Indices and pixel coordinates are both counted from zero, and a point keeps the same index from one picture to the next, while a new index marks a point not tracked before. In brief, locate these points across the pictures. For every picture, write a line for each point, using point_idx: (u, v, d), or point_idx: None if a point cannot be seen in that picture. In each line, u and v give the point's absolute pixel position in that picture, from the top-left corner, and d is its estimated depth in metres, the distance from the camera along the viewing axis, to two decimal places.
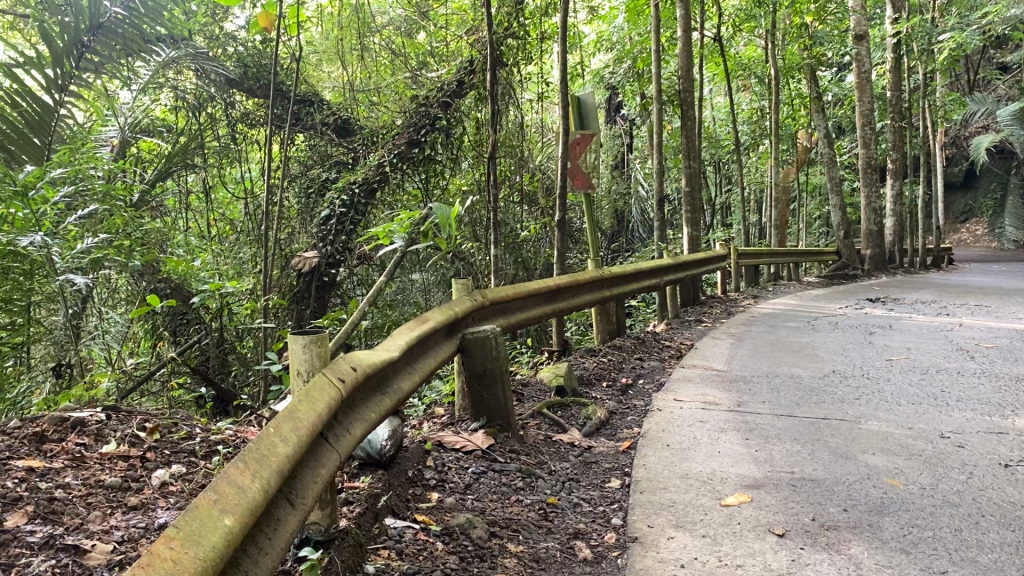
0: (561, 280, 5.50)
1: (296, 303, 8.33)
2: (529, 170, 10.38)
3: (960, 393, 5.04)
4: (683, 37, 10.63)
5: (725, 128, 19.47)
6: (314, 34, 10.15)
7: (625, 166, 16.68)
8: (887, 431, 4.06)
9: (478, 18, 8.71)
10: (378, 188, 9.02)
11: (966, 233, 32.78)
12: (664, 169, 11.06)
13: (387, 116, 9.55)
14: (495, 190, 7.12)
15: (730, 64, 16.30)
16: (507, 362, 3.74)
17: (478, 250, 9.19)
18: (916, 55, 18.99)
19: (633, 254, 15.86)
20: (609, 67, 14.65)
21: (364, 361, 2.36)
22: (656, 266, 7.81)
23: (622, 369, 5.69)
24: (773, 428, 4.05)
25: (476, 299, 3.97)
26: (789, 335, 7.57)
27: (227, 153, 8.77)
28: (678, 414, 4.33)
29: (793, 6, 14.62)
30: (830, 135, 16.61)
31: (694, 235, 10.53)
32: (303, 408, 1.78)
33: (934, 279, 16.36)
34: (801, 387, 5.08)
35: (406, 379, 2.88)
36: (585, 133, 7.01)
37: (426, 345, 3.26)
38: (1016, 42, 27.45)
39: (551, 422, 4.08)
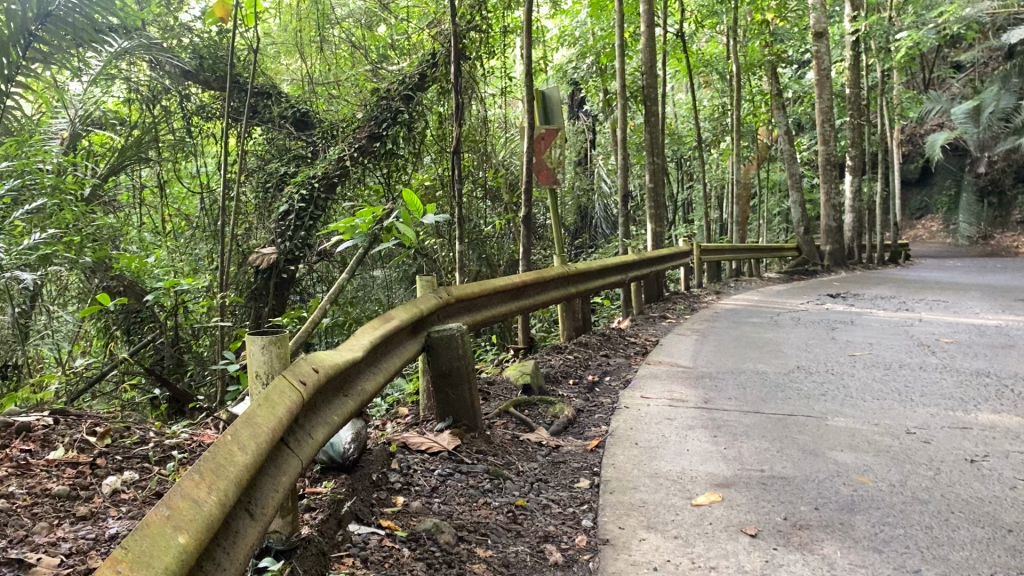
0: (526, 276, 5.44)
1: (254, 301, 8.17)
2: (492, 165, 10.31)
3: (923, 388, 5.08)
4: (647, 32, 10.62)
5: (686, 125, 19.59)
6: (273, 25, 9.95)
7: (588, 161, 16.71)
8: (853, 427, 4.07)
9: (441, 10, 8.59)
10: (338, 183, 8.87)
11: (922, 229, 33.48)
12: (628, 165, 11.05)
13: (347, 109, 9.38)
14: (459, 184, 7.02)
15: (692, 61, 16.38)
16: (473, 360, 3.66)
17: (441, 245, 9.13)
18: (874, 53, 19.26)
19: (596, 249, 15.90)
20: (572, 63, 14.64)
21: (326, 362, 2.27)
22: (620, 262, 7.80)
23: (588, 366, 5.65)
24: (741, 425, 4.03)
25: (440, 297, 3.89)
26: (754, 330, 7.60)
27: (183, 147, 8.57)
28: (646, 411, 4.30)
29: (754, 4, 14.72)
30: (790, 132, 16.76)
31: (657, 231, 10.55)
32: (262, 413, 1.69)
33: (892, 274, 16.63)
34: (766, 384, 5.08)
35: (369, 380, 2.80)
36: (550, 128, 6.95)
37: (390, 344, 3.17)
38: (969, 41, 28.00)
39: (518, 421, 4.01)
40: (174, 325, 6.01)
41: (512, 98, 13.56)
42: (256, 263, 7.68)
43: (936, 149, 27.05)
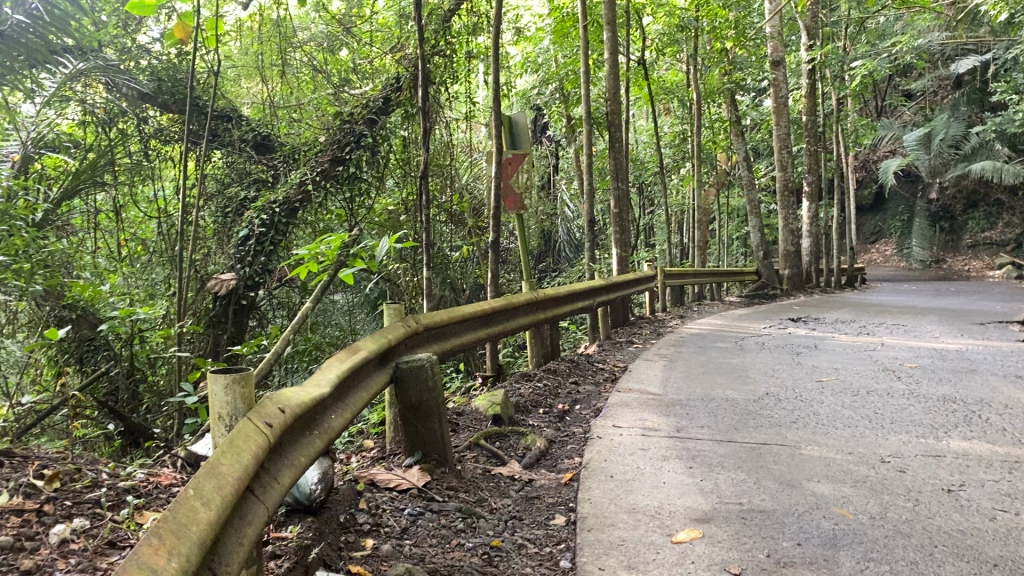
0: (495, 303, 5.34)
1: (212, 329, 7.95)
2: (456, 190, 10.24)
3: (892, 415, 5.07)
4: (611, 59, 10.66)
5: (647, 150, 19.79)
6: (234, 47, 9.78)
7: (551, 186, 16.81)
8: (828, 456, 4.02)
9: (404, 33, 8.51)
10: (299, 208, 8.74)
11: (877, 254, 34.18)
12: (593, 190, 11.03)
13: (309, 133, 9.25)
14: (426, 209, 6.87)
15: (653, 87, 16.55)
16: (443, 392, 3.55)
17: (406, 271, 9.09)
18: (830, 81, 19.63)
19: (559, 273, 15.90)
20: (535, 88, 14.70)
21: (293, 399, 2.15)
22: (587, 288, 7.73)
23: (557, 394, 5.55)
24: (715, 455, 3.96)
25: (408, 325, 3.78)
26: (720, 356, 7.58)
27: (139, 171, 8.35)
28: (619, 441, 4.21)
29: (714, 33, 14.91)
30: (749, 158, 16.94)
31: (622, 256, 10.53)
32: (227, 462, 1.57)
33: (849, 298, 16.89)
34: (737, 411, 5.03)
35: (337, 416, 2.67)
36: (516, 153, 6.88)
37: (358, 376, 3.05)
38: (920, 70, 28.73)
39: (489, 454, 3.90)
40: (129, 355, 5.84)
41: (475, 122, 13.54)
42: (215, 289, 7.46)
43: (890, 175, 27.62)
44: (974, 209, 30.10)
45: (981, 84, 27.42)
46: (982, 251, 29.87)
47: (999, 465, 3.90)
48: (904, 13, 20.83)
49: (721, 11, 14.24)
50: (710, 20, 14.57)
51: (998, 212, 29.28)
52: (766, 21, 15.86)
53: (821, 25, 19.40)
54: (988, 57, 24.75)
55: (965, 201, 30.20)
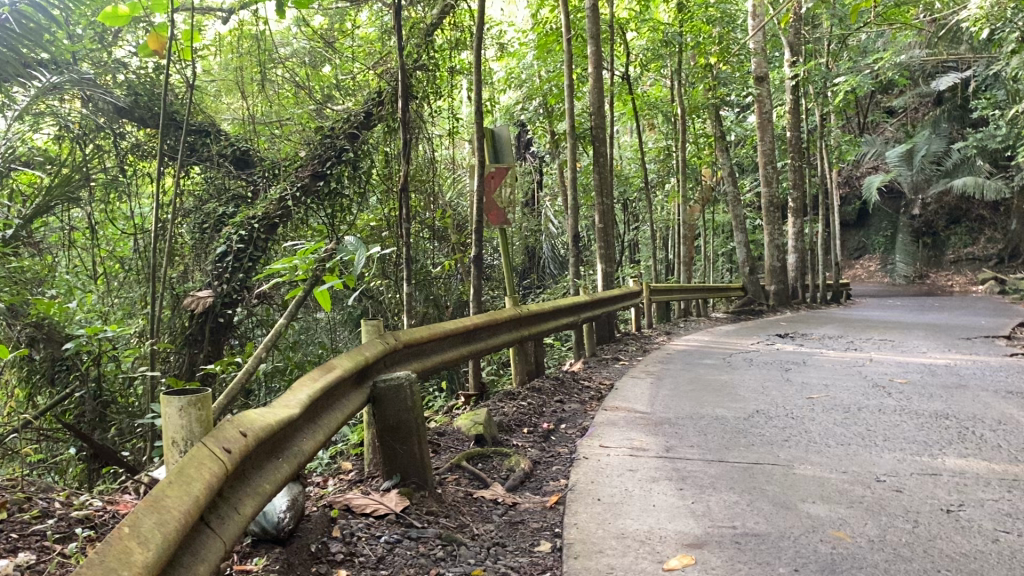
0: (477, 319, 5.19)
1: (187, 347, 7.79)
2: (440, 206, 10.11)
3: (885, 432, 4.95)
4: (595, 73, 10.58)
5: (632, 166, 19.78)
6: (214, 62, 9.65)
7: (535, 203, 16.75)
8: (822, 475, 3.89)
9: (387, 47, 8.41)
10: (279, 224, 8.63)
11: (860, 269, 34.34)
12: (578, 206, 10.93)
13: (288, 148, 9.19)
14: (407, 224, 6.77)
15: (638, 104, 16.54)
16: (423, 412, 3.40)
17: (388, 287, 8.95)
18: (813, 97, 19.69)
19: (544, 290, 15.78)
20: (519, 104, 14.63)
21: (257, 422, 2.00)
22: (572, 304, 7.60)
23: (542, 413, 5.40)
24: (706, 475, 3.82)
25: (385, 342, 3.63)
26: (708, 372, 7.46)
27: (115, 188, 8.14)
28: (607, 462, 4.07)
29: (698, 48, 14.93)
30: (734, 174, 16.93)
31: (608, 272, 10.42)
32: (173, 493, 1.42)
33: (835, 314, 16.87)
34: (727, 429, 4.89)
35: (308, 439, 2.52)
36: (500, 167, 6.77)
37: (332, 396, 2.90)
38: (902, 87, 28.93)
39: (471, 476, 3.74)
40: (97, 377, 5.65)
41: (459, 138, 13.45)
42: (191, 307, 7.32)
43: (873, 191, 27.73)
44: (956, 225, 30.63)
45: (962, 101, 27.91)
46: (965, 266, 30.03)
47: (998, 484, 3.78)
48: (886, 31, 20.99)
49: (705, 26, 14.28)
50: (694, 35, 14.60)
51: (980, 228, 29.99)
52: (750, 38, 15.89)
53: (803, 42, 19.50)
54: (968, 74, 24.94)
55: (947, 216, 30.73)
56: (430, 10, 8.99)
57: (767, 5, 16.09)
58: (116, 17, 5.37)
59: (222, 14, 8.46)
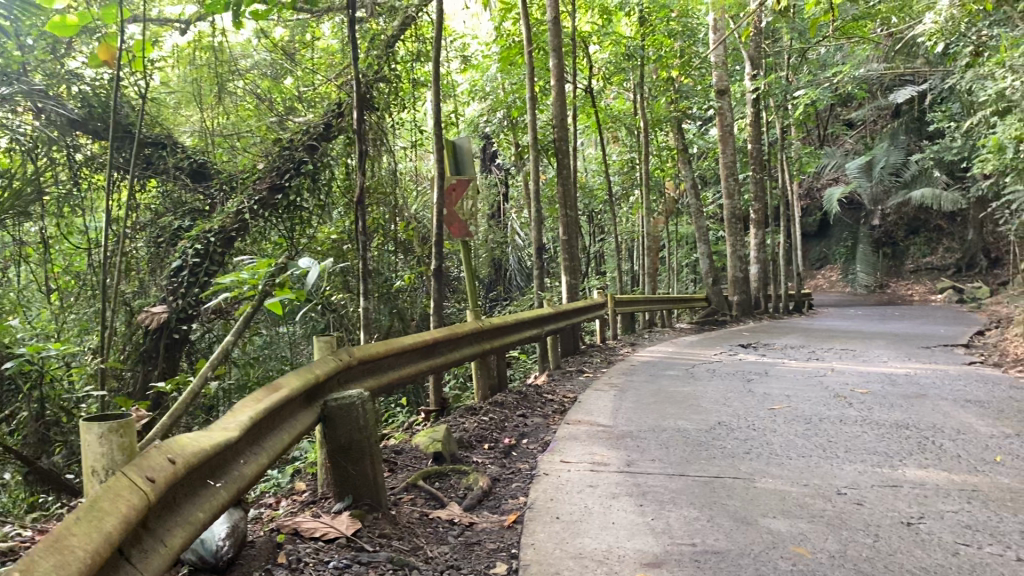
0: (437, 334, 5.10)
1: (141, 364, 7.60)
2: (403, 219, 10.00)
3: (846, 443, 4.94)
4: (557, 86, 10.58)
5: (597, 178, 19.82)
6: (172, 75, 9.48)
7: (500, 215, 16.72)
8: (783, 488, 3.85)
9: (346, 60, 8.32)
10: (236, 237, 8.48)
11: (822, 280, 34.79)
12: (542, 218, 10.87)
13: (247, 160, 9.06)
14: (366, 238, 6.74)
15: (602, 116, 16.59)
16: (375, 431, 3.30)
17: (350, 301, 8.85)
18: (774, 110, 19.90)
19: (510, 302, 15.71)
20: (483, 116, 14.58)
21: (189, 447, 1.91)
22: (536, 317, 7.54)
23: (504, 428, 5.32)
24: (667, 490, 3.76)
25: (337, 359, 3.54)
26: (671, 384, 7.43)
27: (67, 202, 7.90)
28: (567, 478, 4.00)
29: (661, 62, 15.04)
30: (696, 186, 17.05)
31: (573, 284, 10.38)
32: (77, 536, 1.33)
33: (798, 324, 17.03)
34: (689, 442, 4.85)
35: (250, 463, 2.42)
36: (461, 179, 6.72)
37: (279, 416, 2.80)
38: (860, 100, 29.40)
39: (427, 496, 3.65)
40: (40, 398, 5.45)
41: (422, 151, 13.37)
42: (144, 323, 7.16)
43: (834, 202, 28.10)
44: (915, 236, 31.58)
45: (919, 114, 28.46)
46: (923, 275, 30.52)
47: (957, 495, 3.77)
48: (844, 44, 21.30)
49: (667, 39, 14.38)
50: (656, 49, 14.69)
51: (938, 238, 30.96)
52: (712, 51, 16.04)
53: (764, 56, 19.72)
54: (924, 87, 25.41)
55: (906, 226, 31.59)
56: (391, 22, 8.90)
57: (728, 19, 16.25)
58: (65, 27, 5.19)
59: (178, 25, 8.30)
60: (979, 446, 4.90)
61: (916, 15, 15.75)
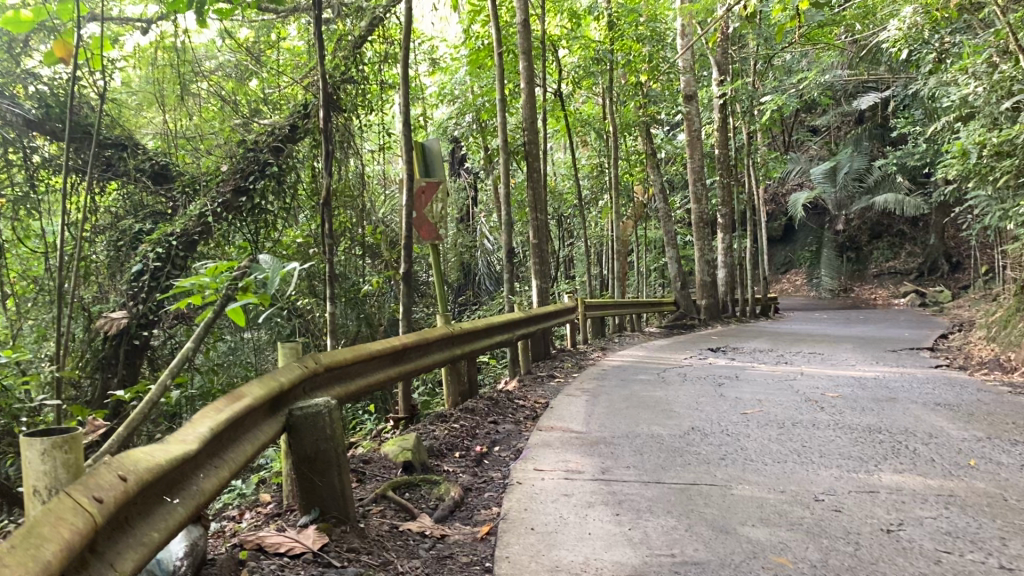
0: (406, 339, 4.98)
1: (101, 372, 7.37)
2: (370, 222, 9.85)
3: (820, 448, 4.90)
4: (526, 89, 10.50)
5: (565, 182, 19.81)
6: (133, 75, 9.25)
7: (469, 219, 16.64)
8: (760, 495, 3.79)
9: (312, 61, 8.17)
10: (199, 240, 8.31)
11: (787, 284, 35.17)
12: (512, 222, 10.79)
13: (211, 162, 8.88)
14: (331, 240, 6.58)
15: (571, 120, 16.54)
16: (342, 441, 3.18)
17: (316, 306, 8.75)
18: (741, 116, 20.03)
19: (479, 307, 15.61)
20: (451, 119, 14.48)
21: (143, 462, 1.78)
22: (507, 321, 7.45)
23: (475, 434, 5.22)
24: (643, 499, 3.68)
25: (302, 366, 3.41)
26: (643, 389, 7.37)
27: (22, 206, 7.67)
28: (541, 487, 3.90)
29: (629, 66, 15.04)
30: (664, 190, 17.09)
31: (543, 288, 10.30)
32: (11, 566, 1.21)
33: (765, 327, 17.15)
34: (663, 448, 4.78)
35: (210, 477, 2.29)
36: (430, 181, 6.61)
37: (240, 428, 2.67)
38: (824, 106, 29.76)
39: (397, 507, 3.53)
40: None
41: (390, 154, 13.22)
42: (102, 329, 6.95)
43: (799, 207, 28.37)
44: (877, 240, 32.05)
45: (881, 120, 28.87)
46: (887, 279, 30.94)
47: (934, 500, 3.74)
48: (809, 51, 21.50)
49: (635, 44, 14.40)
50: (625, 53, 14.69)
51: (900, 243, 31.44)
52: (680, 57, 16.10)
53: (730, 61, 19.83)
54: (887, 94, 25.75)
55: (870, 231, 32.03)
56: (358, 23, 8.77)
57: (695, 24, 16.33)
58: (19, 23, 5.01)
59: (140, 23, 8.09)
60: (951, 450, 4.89)
61: (880, 22, 15.95)
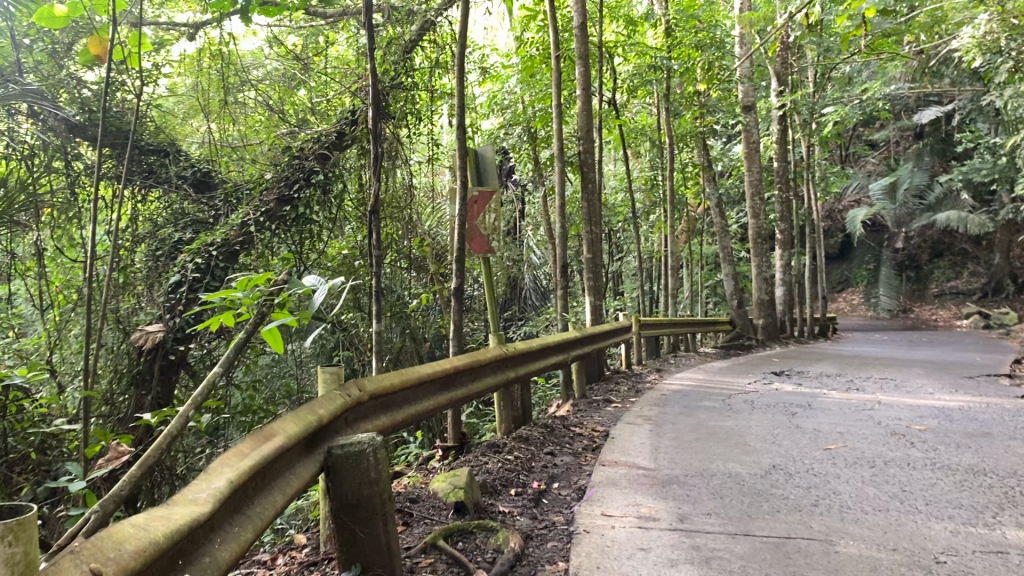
0: (457, 362, 4.53)
1: (135, 388, 7.05)
2: (418, 235, 9.41)
3: (924, 494, 4.31)
4: (583, 98, 9.99)
5: (617, 196, 19.33)
6: (180, 80, 8.98)
7: (517, 232, 16.22)
8: (870, 555, 3.25)
9: (362, 67, 7.82)
10: (240, 251, 8.05)
11: (842, 303, 34.27)
12: (565, 235, 10.27)
13: (255, 169, 8.59)
14: (379, 252, 6.19)
15: (625, 131, 16.03)
16: (389, 487, 2.73)
17: (361, 320, 8.41)
18: (801, 128, 19.31)
19: (526, 322, 15.23)
20: (501, 131, 14.01)
21: (130, 544, 1.37)
22: (561, 342, 6.97)
23: (531, 468, 4.73)
24: (734, 557, 3.16)
25: (346, 397, 3.00)
26: (709, 417, 6.81)
27: (64, 215, 7.34)
28: (612, 538, 3.41)
29: (687, 76, 14.49)
30: (721, 204, 16.50)
31: (597, 305, 9.76)
32: None
33: (825, 349, 16.43)
34: (744, 491, 4.25)
35: (230, 542, 1.86)
36: (483, 190, 6.17)
37: (268, 473, 2.24)
38: (883, 120, 28.81)
39: (449, 560, 3.08)
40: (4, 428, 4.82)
41: (438, 166, 12.91)
42: (139, 343, 6.61)
43: (856, 224, 27.47)
44: (938, 259, 30.95)
45: (944, 135, 27.83)
46: (948, 300, 29.80)
47: None
48: (873, 61, 20.63)
49: (694, 52, 13.97)
50: (683, 62, 14.16)
51: (963, 262, 30.29)
52: (740, 66, 15.55)
53: (788, 72, 19.11)
54: (950, 107, 24.75)
55: (930, 250, 30.94)
56: (409, 28, 8.43)
57: (756, 33, 15.81)
58: (52, 19, 4.57)
59: (185, 28, 7.78)
60: None
61: (953, 31, 15.15)
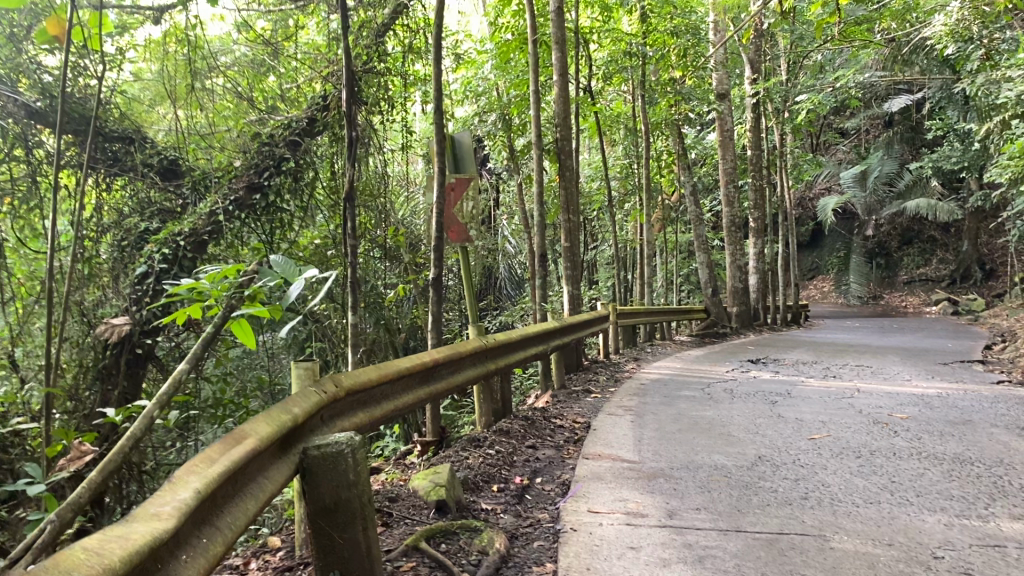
0: (436, 355, 4.38)
1: (100, 382, 6.81)
2: (392, 224, 9.22)
3: (914, 485, 4.23)
4: (559, 84, 9.82)
5: (592, 184, 19.21)
6: (145, 66, 8.69)
7: (492, 221, 16.03)
8: (866, 551, 3.15)
9: (332, 50, 7.62)
10: (209, 240, 7.85)
11: (813, 290, 34.50)
12: (542, 223, 10.11)
13: (224, 156, 8.36)
14: (353, 240, 6.00)
15: (600, 119, 15.88)
16: (369, 488, 2.58)
17: (336, 311, 8.21)
18: (775, 115, 19.27)
19: (502, 312, 15.07)
20: (475, 118, 13.78)
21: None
22: (541, 332, 6.84)
23: (513, 463, 4.60)
24: (728, 556, 3.05)
25: (322, 395, 2.82)
26: (691, 407, 6.72)
27: (27, 204, 7.02)
28: (601, 537, 3.28)
29: (663, 62, 14.36)
30: (696, 193, 16.42)
31: (575, 294, 9.63)
32: None
33: (799, 336, 16.47)
34: (732, 485, 4.14)
35: (198, 557, 1.71)
36: (461, 177, 6.01)
37: (238, 477, 2.08)
38: (855, 108, 28.94)
39: (432, 563, 2.93)
40: None
41: (412, 154, 12.69)
42: (104, 336, 6.37)
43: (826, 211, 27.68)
44: (908, 246, 31.23)
45: (914, 123, 28.03)
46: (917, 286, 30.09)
47: None
48: (845, 49, 20.65)
49: (669, 39, 13.84)
50: (658, 49, 14.02)
51: (932, 249, 30.55)
52: (714, 53, 15.46)
53: (762, 59, 19.08)
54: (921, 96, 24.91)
55: (900, 237, 31.21)
56: (381, 12, 8.23)
57: (730, 20, 15.72)
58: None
59: (149, 13, 7.49)
60: None
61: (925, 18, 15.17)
